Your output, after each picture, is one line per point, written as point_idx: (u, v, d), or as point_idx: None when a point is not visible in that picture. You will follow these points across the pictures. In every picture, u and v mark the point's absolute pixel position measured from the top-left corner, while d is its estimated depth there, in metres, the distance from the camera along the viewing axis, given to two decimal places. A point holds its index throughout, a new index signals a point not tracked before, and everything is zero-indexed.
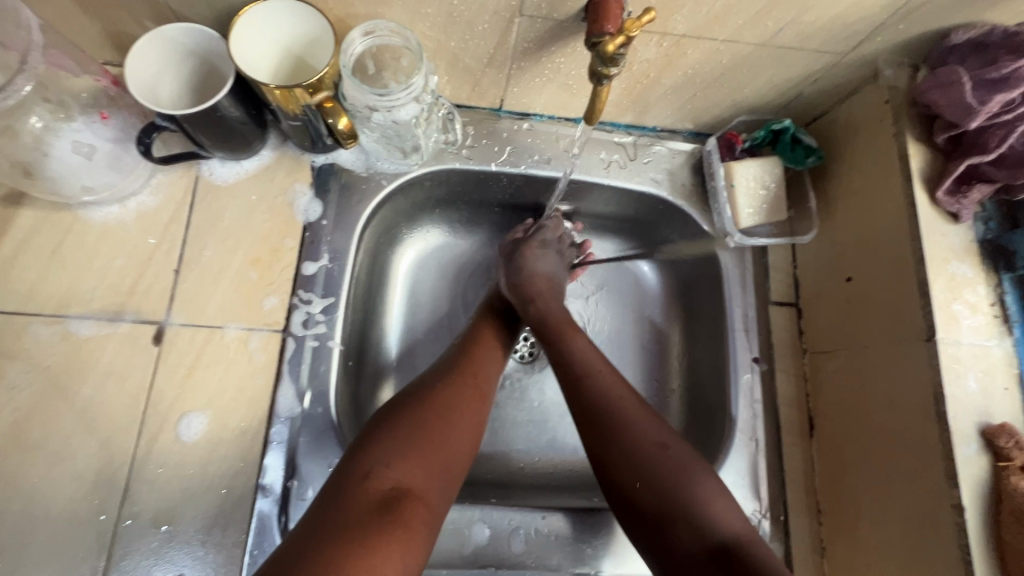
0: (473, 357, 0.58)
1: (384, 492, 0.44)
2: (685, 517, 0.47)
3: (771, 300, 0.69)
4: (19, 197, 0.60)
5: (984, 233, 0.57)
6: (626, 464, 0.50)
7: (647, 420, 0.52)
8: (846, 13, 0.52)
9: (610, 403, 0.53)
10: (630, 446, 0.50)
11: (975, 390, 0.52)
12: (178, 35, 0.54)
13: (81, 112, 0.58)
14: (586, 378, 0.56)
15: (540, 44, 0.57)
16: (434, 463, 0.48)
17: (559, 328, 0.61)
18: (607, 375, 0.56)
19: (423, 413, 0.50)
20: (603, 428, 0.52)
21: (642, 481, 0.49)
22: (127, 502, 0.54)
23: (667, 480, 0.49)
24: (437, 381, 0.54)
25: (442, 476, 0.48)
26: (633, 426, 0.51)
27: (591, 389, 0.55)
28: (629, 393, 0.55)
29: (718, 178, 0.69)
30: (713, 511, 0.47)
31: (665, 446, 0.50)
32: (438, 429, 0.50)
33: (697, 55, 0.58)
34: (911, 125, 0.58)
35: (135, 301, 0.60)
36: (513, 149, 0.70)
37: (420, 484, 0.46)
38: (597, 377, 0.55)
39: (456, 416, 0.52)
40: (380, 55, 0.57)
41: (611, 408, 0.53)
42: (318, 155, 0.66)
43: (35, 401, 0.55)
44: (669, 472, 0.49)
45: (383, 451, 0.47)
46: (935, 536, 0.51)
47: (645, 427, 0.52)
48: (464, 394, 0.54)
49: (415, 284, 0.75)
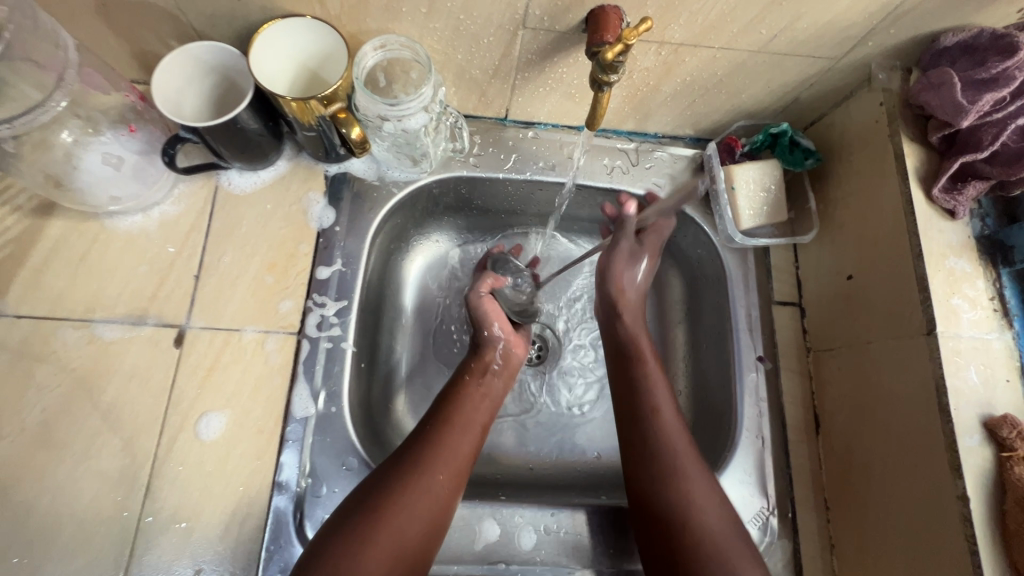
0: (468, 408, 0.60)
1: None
2: (683, 529, 0.52)
3: (774, 299, 0.71)
4: (49, 208, 0.63)
5: (981, 229, 0.58)
6: (670, 504, 0.53)
7: (696, 470, 0.55)
8: (837, 20, 0.54)
9: (668, 445, 0.57)
10: (678, 489, 0.54)
11: (977, 382, 0.53)
12: (202, 53, 0.57)
13: (109, 127, 0.61)
14: (650, 417, 0.59)
15: (543, 55, 0.60)
16: (421, 528, 0.51)
17: (638, 356, 0.64)
18: (670, 420, 0.59)
19: (412, 483, 0.52)
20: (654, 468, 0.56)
21: (676, 513, 0.53)
22: (149, 499, 0.56)
23: (703, 523, 0.52)
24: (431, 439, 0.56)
25: (422, 543, 0.51)
26: (686, 470, 0.55)
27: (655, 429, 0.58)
28: (686, 438, 0.58)
29: (718, 181, 0.70)
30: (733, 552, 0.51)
31: (710, 495, 0.54)
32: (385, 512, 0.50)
33: (695, 62, 0.60)
34: (905, 126, 0.60)
35: (157, 305, 0.62)
36: (518, 157, 0.72)
37: (404, 556, 0.50)
38: (662, 417, 0.59)
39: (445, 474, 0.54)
40: (391, 68, 0.60)
41: (667, 451, 0.56)
42: (331, 165, 0.69)
43: (62, 402, 0.58)
44: (708, 519, 0.52)
45: (365, 527, 0.49)
46: (941, 527, 0.51)
47: (694, 475, 0.55)
48: (420, 467, 0.53)
49: (424, 296, 0.77)
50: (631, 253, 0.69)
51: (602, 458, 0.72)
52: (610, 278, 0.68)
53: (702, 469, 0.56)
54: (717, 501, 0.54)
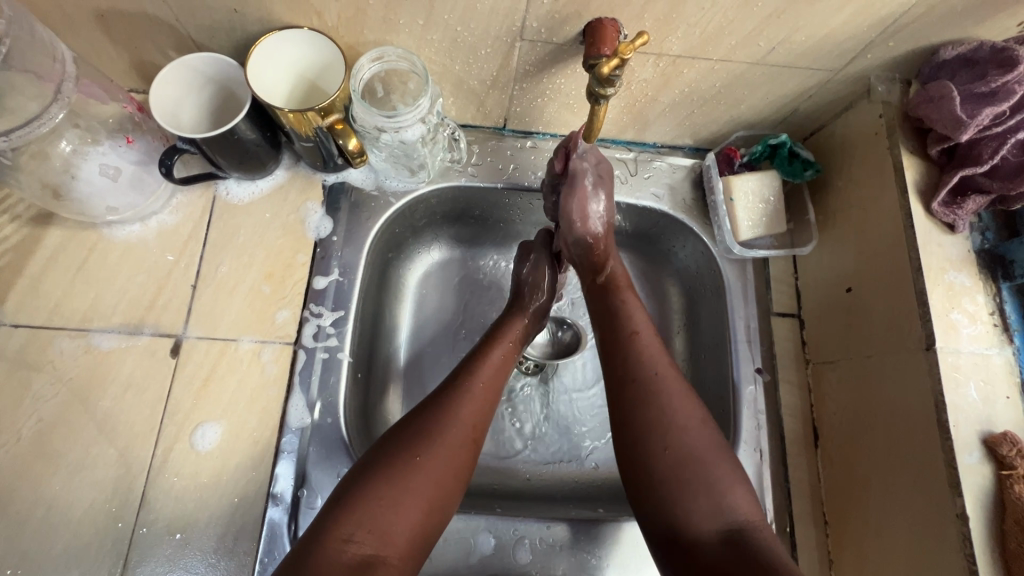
0: (477, 385, 0.57)
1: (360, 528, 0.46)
2: (678, 461, 0.50)
3: (773, 311, 0.70)
4: (48, 217, 0.64)
5: (982, 242, 0.58)
6: (655, 435, 0.51)
7: (683, 400, 0.53)
8: (836, 33, 0.54)
9: (654, 371, 0.55)
10: (665, 418, 0.52)
11: (976, 399, 0.52)
12: (200, 64, 0.58)
13: (107, 137, 0.61)
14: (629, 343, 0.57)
15: (541, 66, 0.60)
16: (416, 503, 0.48)
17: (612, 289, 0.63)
18: (655, 351, 0.57)
19: (405, 470, 0.49)
20: (637, 396, 0.53)
21: (668, 450, 0.50)
22: (143, 510, 0.56)
23: (694, 455, 0.50)
24: (431, 420, 0.53)
25: (415, 532, 0.48)
26: (670, 399, 0.53)
27: (636, 353, 0.56)
28: (670, 367, 0.56)
29: (717, 192, 0.70)
30: (731, 491, 0.49)
31: (702, 427, 0.52)
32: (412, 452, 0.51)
33: (693, 74, 0.60)
34: (905, 138, 0.60)
35: (154, 315, 0.62)
36: (516, 167, 0.72)
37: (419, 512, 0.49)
38: (642, 343, 0.57)
39: (443, 460, 0.51)
40: (388, 78, 0.60)
41: (653, 378, 0.54)
42: (329, 174, 0.69)
43: (59, 411, 0.58)
44: (698, 451, 0.50)
45: (361, 517, 0.46)
46: (941, 545, 0.51)
47: (680, 406, 0.53)
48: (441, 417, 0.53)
49: (427, 294, 0.78)
50: (592, 186, 0.64)
51: (599, 470, 0.72)
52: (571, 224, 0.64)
53: (691, 405, 0.53)
54: (708, 434, 0.51)
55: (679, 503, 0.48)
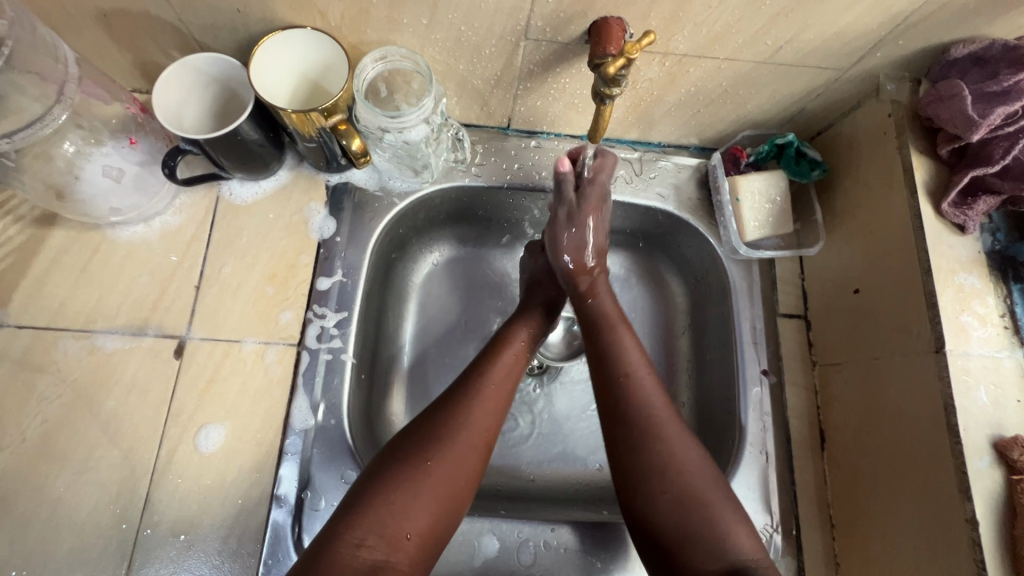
0: (487, 388, 0.56)
1: (372, 528, 0.46)
2: (679, 499, 0.50)
3: (779, 312, 0.69)
4: (52, 218, 0.63)
5: (992, 244, 0.57)
6: (655, 478, 0.50)
7: (683, 439, 0.53)
8: (844, 31, 0.53)
9: (651, 412, 0.54)
10: (665, 459, 0.51)
11: (986, 402, 0.52)
12: (203, 65, 0.57)
13: (110, 138, 0.61)
14: (623, 378, 0.56)
15: (546, 66, 0.59)
16: (426, 512, 0.48)
17: (607, 323, 0.61)
18: (652, 390, 0.55)
19: (415, 476, 0.49)
20: (634, 437, 0.53)
21: (670, 492, 0.50)
22: (147, 511, 0.56)
23: (696, 494, 0.50)
24: (440, 426, 0.52)
25: (426, 533, 0.48)
26: (669, 438, 0.52)
27: (631, 396, 0.55)
28: (668, 408, 0.55)
29: (723, 192, 0.69)
30: (733, 531, 0.48)
31: (703, 466, 0.51)
32: (421, 455, 0.50)
33: (699, 73, 0.59)
34: (914, 138, 0.59)
35: (157, 316, 0.62)
36: (520, 166, 0.72)
37: (430, 523, 0.48)
38: (639, 382, 0.56)
39: (454, 463, 0.51)
40: (391, 78, 0.60)
41: (650, 414, 0.54)
42: (333, 175, 0.69)
43: (63, 412, 0.58)
44: (701, 489, 0.50)
45: (370, 524, 0.46)
46: (949, 550, 0.50)
47: (680, 445, 0.52)
48: (450, 422, 0.53)
49: (434, 296, 0.77)
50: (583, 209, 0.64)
51: (603, 471, 0.72)
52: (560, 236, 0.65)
53: (692, 444, 0.53)
54: (710, 471, 0.51)
55: (682, 539, 0.48)
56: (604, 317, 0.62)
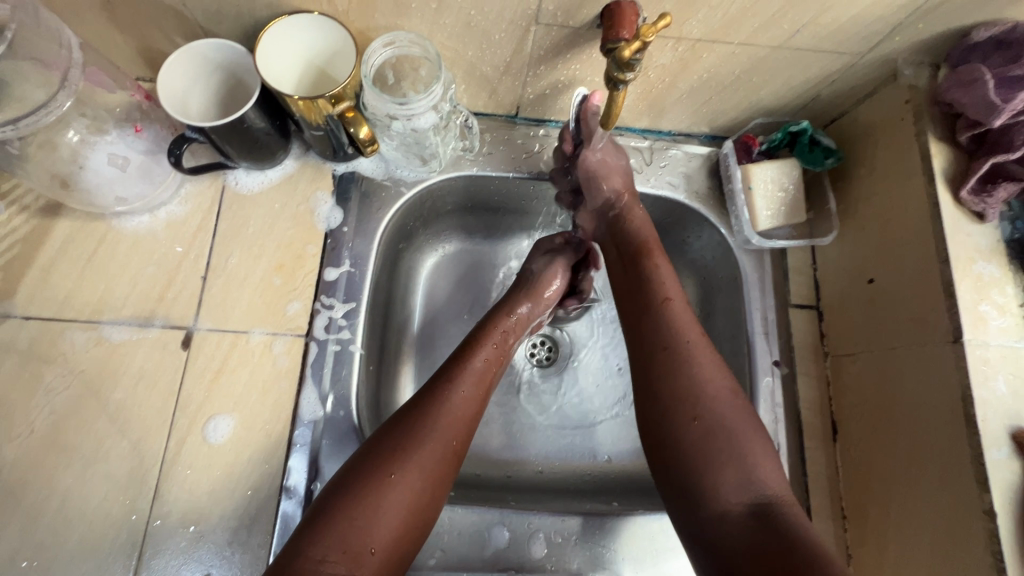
0: (457, 394, 0.55)
1: (335, 548, 0.43)
2: (708, 431, 0.49)
3: (791, 302, 0.69)
4: (57, 208, 0.63)
5: (1011, 232, 0.56)
6: (687, 405, 0.50)
7: (714, 366, 0.52)
8: (864, 14, 0.52)
9: (684, 338, 0.54)
10: (695, 387, 0.51)
11: (1006, 393, 0.51)
12: (208, 51, 0.56)
13: (115, 127, 0.60)
14: (660, 307, 0.56)
15: (556, 51, 0.58)
16: (390, 528, 0.46)
17: (640, 250, 0.62)
18: (683, 321, 0.55)
19: (380, 489, 0.47)
20: (667, 366, 0.52)
21: (700, 420, 0.49)
22: (157, 503, 0.56)
23: (725, 423, 0.49)
24: (404, 439, 0.50)
25: (391, 549, 0.46)
26: (702, 369, 0.52)
27: (666, 324, 0.55)
28: (702, 338, 0.54)
29: (735, 181, 0.68)
30: (760, 463, 0.48)
31: (735, 401, 0.50)
32: (386, 466, 0.48)
33: (712, 58, 0.58)
34: (932, 124, 0.58)
35: (164, 307, 0.61)
36: (530, 154, 0.71)
37: (394, 539, 0.46)
38: (674, 309, 0.56)
39: (421, 471, 0.49)
40: (399, 65, 0.59)
41: (684, 345, 0.53)
42: (339, 164, 0.68)
43: (71, 403, 0.58)
44: (731, 417, 0.49)
45: (334, 539, 0.44)
46: (966, 541, 0.50)
47: (713, 371, 0.52)
48: (415, 433, 0.51)
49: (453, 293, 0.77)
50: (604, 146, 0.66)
51: (612, 463, 0.71)
52: (597, 181, 0.65)
53: (723, 372, 0.52)
54: (737, 399, 0.51)
55: (705, 474, 0.47)
56: (642, 244, 0.62)
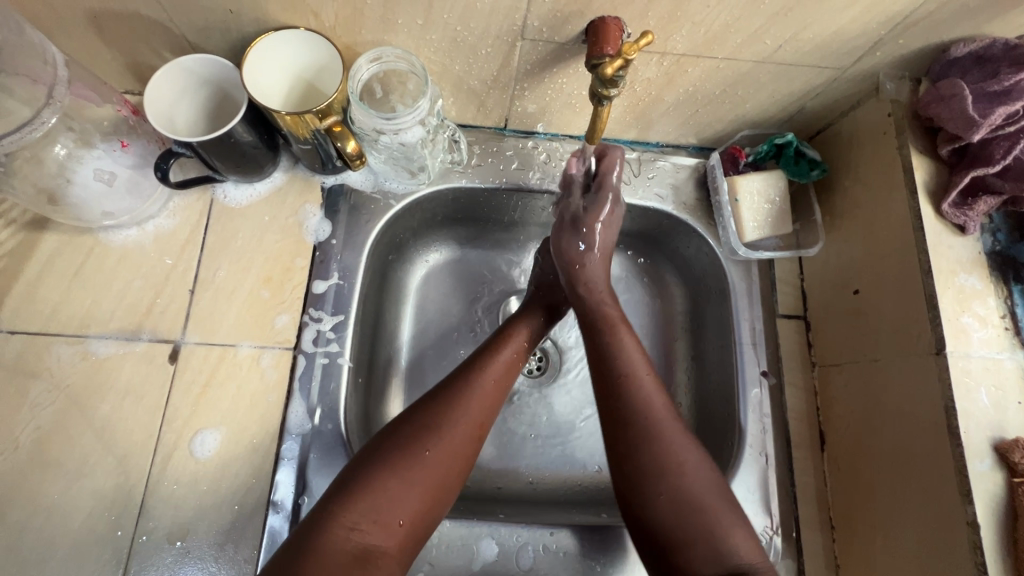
0: (488, 376, 0.57)
1: (364, 519, 0.46)
2: (675, 507, 0.48)
3: (779, 313, 0.69)
4: (44, 222, 0.63)
5: (992, 244, 0.57)
6: (655, 482, 0.49)
7: (679, 436, 0.51)
8: (844, 30, 0.53)
9: (647, 413, 0.52)
10: (663, 462, 0.50)
11: (988, 404, 0.51)
12: (194, 65, 0.56)
13: (102, 142, 0.60)
14: (622, 379, 0.55)
15: (542, 65, 0.58)
16: (417, 505, 0.48)
17: (607, 321, 0.60)
18: (651, 392, 0.54)
19: (411, 463, 0.49)
20: (631, 441, 0.51)
21: (665, 495, 0.49)
22: (142, 518, 0.55)
23: (694, 500, 0.49)
24: (435, 418, 0.52)
25: (416, 522, 0.48)
26: (669, 443, 0.51)
27: (630, 398, 0.53)
28: (667, 408, 0.53)
29: (722, 193, 0.69)
30: (732, 534, 0.48)
31: (703, 468, 0.50)
32: (419, 441, 0.50)
33: (697, 73, 0.59)
34: (913, 138, 0.58)
35: (152, 320, 0.61)
36: (518, 166, 0.71)
37: (419, 513, 0.48)
38: (635, 382, 0.54)
39: (454, 448, 0.51)
40: (387, 79, 0.59)
41: (647, 419, 0.52)
42: (328, 177, 0.68)
43: (57, 418, 0.57)
44: (700, 492, 0.49)
45: (366, 508, 0.46)
46: (950, 552, 0.50)
47: (681, 445, 0.51)
48: (449, 412, 0.53)
49: (445, 301, 0.77)
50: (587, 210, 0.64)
51: (602, 473, 0.71)
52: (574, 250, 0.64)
53: (692, 443, 0.52)
54: (708, 473, 0.50)
55: (680, 545, 0.48)
56: (603, 316, 0.61)
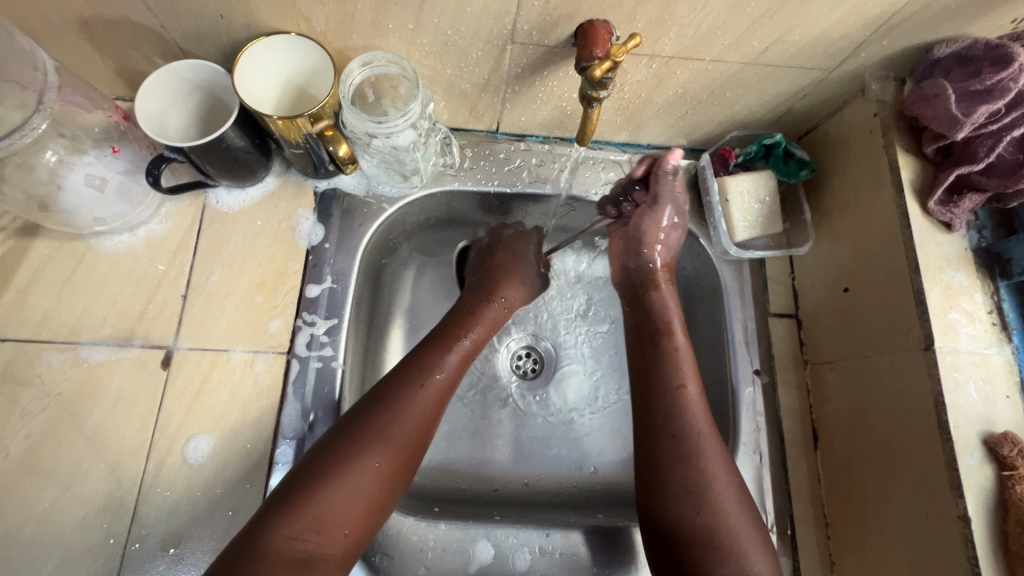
0: (438, 379, 0.57)
1: (304, 527, 0.46)
2: (707, 524, 0.50)
3: (771, 312, 0.69)
4: (34, 228, 0.63)
5: (978, 241, 0.58)
6: (693, 498, 0.51)
7: (719, 454, 0.53)
8: (829, 32, 0.53)
9: (694, 427, 0.54)
10: (700, 477, 0.52)
11: (976, 398, 0.52)
12: (186, 71, 0.57)
13: (93, 147, 0.60)
14: (674, 392, 0.56)
15: (533, 68, 0.59)
16: (359, 511, 0.49)
17: (655, 333, 0.62)
18: (696, 409, 0.55)
19: (355, 470, 0.49)
20: (677, 452, 0.53)
21: (702, 513, 0.50)
22: (135, 525, 0.55)
23: (726, 520, 0.50)
24: (377, 421, 0.52)
25: (360, 527, 0.49)
26: (710, 461, 0.52)
27: (677, 411, 0.55)
28: (710, 425, 0.55)
29: (712, 193, 0.69)
30: (756, 559, 0.49)
31: (735, 491, 0.52)
32: (360, 447, 0.50)
33: (685, 75, 0.60)
34: (899, 137, 0.59)
35: (144, 326, 0.61)
36: (511, 168, 0.72)
37: (361, 518, 0.49)
38: (688, 398, 0.56)
39: (396, 453, 0.52)
40: (378, 83, 0.59)
41: (692, 433, 0.54)
42: (320, 181, 0.68)
43: (49, 426, 0.57)
44: (731, 512, 0.50)
45: (309, 518, 0.46)
46: (941, 545, 0.50)
47: (719, 463, 0.53)
48: (390, 415, 0.53)
49: (439, 299, 0.77)
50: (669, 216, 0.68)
51: (598, 474, 0.71)
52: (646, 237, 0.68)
53: (729, 465, 0.53)
54: (741, 495, 0.52)
55: (702, 564, 0.48)
56: (663, 325, 0.63)
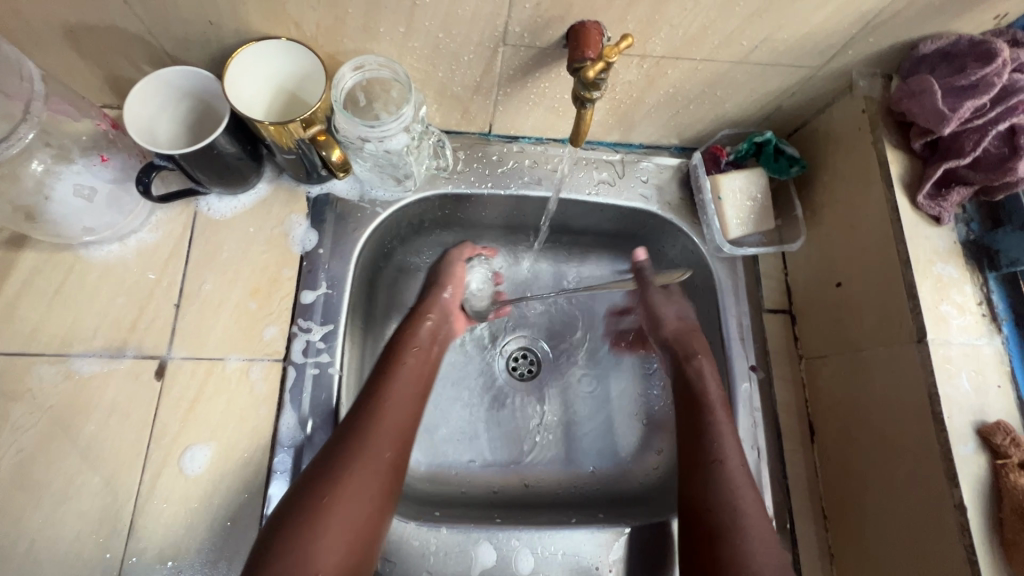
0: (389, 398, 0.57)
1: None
2: None
3: (765, 308, 0.70)
4: (22, 240, 0.62)
5: (967, 233, 0.59)
6: None
7: (762, 535, 0.51)
8: (816, 30, 0.54)
9: (736, 505, 0.53)
10: (742, 558, 0.50)
11: (969, 389, 0.53)
12: (174, 78, 0.56)
13: (80, 155, 0.59)
14: (716, 467, 0.56)
15: (525, 70, 0.59)
16: (339, 547, 0.48)
17: (695, 403, 0.61)
18: (744, 488, 0.54)
19: (321, 507, 0.49)
20: (721, 533, 0.52)
21: None
22: (132, 539, 0.54)
23: None
24: (338, 453, 0.52)
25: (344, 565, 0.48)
26: (751, 543, 0.51)
27: (718, 487, 0.54)
28: (755, 503, 0.54)
29: (705, 191, 0.70)
30: None
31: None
32: (325, 482, 0.50)
33: (676, 75, 0.60)
34: (887, 133, 0.60)
35: (137, 337, 0.60)
36: (504, 170, 0.72)
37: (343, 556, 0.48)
38: (729, 472, 0.55)
39: (363, 481, 0.51)
40: (370, 87, 0.59)
41: (734, 511, 0.53)
42: (313, 186, 0.68)
43: (40, 441, 0.56)
44: None
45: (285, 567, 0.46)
46: (937, 535, 0.51)
47: (762, 546, 0.51)
48: (349, 445, 0.53)
49: None
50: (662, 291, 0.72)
51: (597, 475, 0.71)
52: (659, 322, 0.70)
53: (775, 550, 0.51)
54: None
55: None
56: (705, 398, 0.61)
